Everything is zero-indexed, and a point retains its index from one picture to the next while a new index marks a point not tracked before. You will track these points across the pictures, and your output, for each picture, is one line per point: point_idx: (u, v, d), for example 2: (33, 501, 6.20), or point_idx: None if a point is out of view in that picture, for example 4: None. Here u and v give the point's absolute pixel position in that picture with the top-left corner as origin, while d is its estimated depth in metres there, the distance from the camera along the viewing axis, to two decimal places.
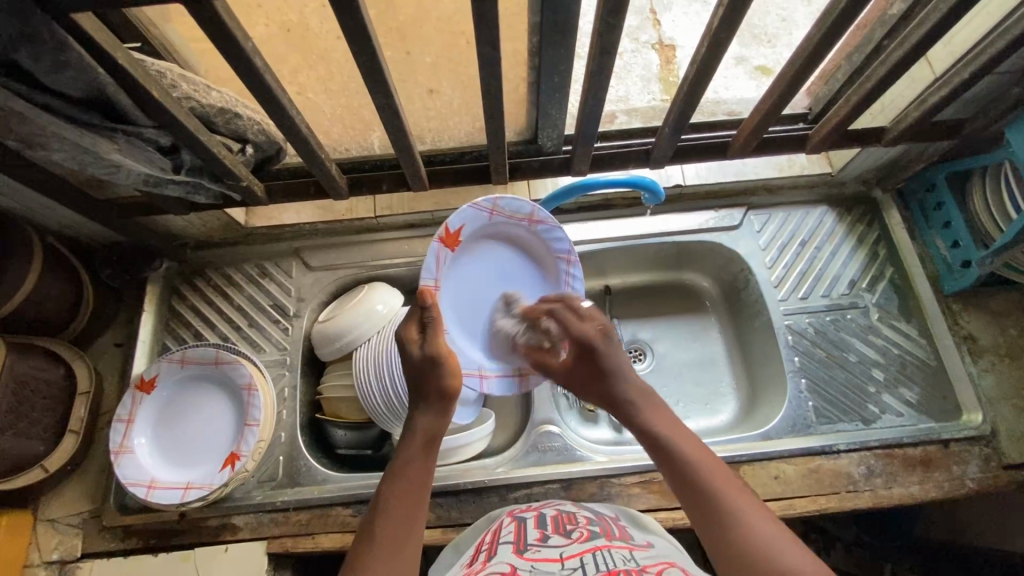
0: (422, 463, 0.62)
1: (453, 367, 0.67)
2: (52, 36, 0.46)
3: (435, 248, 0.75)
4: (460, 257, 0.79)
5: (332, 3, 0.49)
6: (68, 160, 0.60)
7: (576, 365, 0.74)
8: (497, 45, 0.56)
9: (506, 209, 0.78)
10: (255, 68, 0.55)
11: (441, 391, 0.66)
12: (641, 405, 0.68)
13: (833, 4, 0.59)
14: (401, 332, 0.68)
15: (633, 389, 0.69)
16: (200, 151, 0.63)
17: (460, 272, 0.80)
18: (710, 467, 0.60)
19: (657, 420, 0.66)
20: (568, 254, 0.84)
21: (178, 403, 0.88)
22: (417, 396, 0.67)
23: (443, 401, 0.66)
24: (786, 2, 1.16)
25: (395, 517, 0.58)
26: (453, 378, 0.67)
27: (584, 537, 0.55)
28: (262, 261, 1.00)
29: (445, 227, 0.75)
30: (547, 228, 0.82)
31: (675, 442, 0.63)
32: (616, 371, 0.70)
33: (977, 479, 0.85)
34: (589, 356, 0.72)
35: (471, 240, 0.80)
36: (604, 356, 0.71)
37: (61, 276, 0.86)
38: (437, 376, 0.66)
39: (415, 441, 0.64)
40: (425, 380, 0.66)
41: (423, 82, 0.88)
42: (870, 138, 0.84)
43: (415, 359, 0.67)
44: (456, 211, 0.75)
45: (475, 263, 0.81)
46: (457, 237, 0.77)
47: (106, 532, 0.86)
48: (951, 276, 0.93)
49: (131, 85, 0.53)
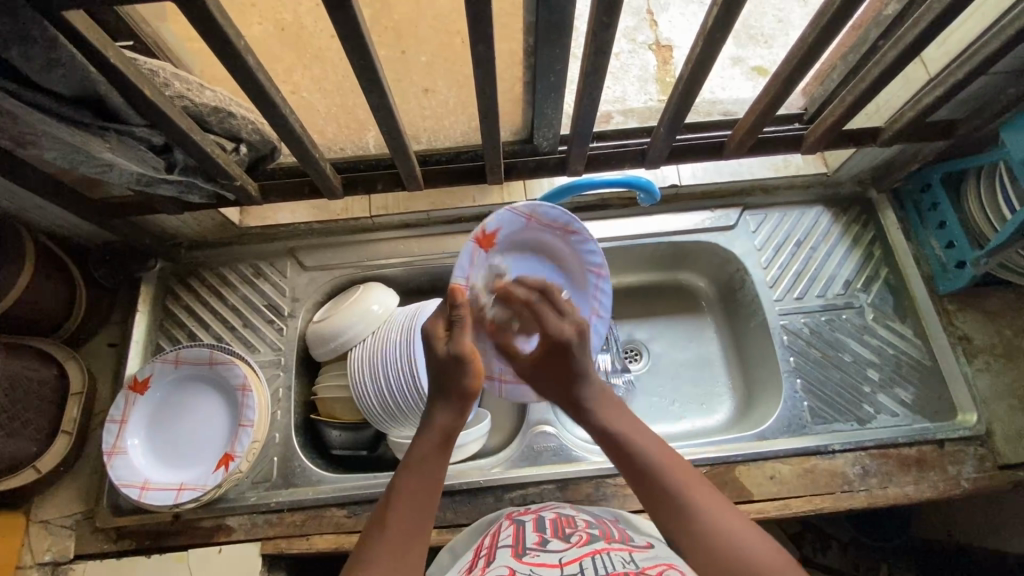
0: (434, 463, 0.61)
1: (478, 368, 0.64)
2: (43, 34, 0.46)
3: (470, 249, 0.69)
4: (491, 257, 0.73)
5: (325, 1, 0.49)
6: (60, 159, 0.60)
7: (542, 358, 0.73)
8: (491, 44, 0.56)
9: (544, 217, 0.74)
10: (249, 67, 0.55)
11: (461, 392, 0.64)
12: (602, 404, 0.67)
13: (827, 5, 0.59)
14: (427, 327, 0.66)
15: (596, 392, 0.68)
16: (193, 151, 0.63)
17: (491, 277, 0.75)
18: (673, 467, 0.59)
19: (615, 419, 0.65)
20: (599, 266, 0.81)
21: (172, 403, 0.88)
22: (437, 392, 0.65)
23: (464, 401, 0.64)
24: (782, 3, 1.17)
25: (403, 513, 0.57)
26: (474, 378, 0.64)
27: (583, 541, 0.55)
28: (257, 261, 0.99)
29: (482, 228, 0.69)
30: (579, 239, 0.78)
31: (641, 449, 0.62)
32: (583, 373, 0.69)
33: (972, 479, 0.85)
34: (559, 353, 0.70)
35: (501, 243, 0.74)
36: (577, 358, 0.70)
37: (54, 276, 0.85)
38: (459, 377, 0.63)
39: (431, 439, 0.63)
40: (446, 378, 0.64)
41: (419, 81, 0.88)
42: (865, 139, 0.84)
43: (439, 356, 0.64)
44: (494, 213, 0.69)
45: (502, 263, 0.76)
46: (492, 239, 0.71)
47: (99, 533, 0.85)
48: (946, 276, 0.93)
49: (123, 84, 0.52)
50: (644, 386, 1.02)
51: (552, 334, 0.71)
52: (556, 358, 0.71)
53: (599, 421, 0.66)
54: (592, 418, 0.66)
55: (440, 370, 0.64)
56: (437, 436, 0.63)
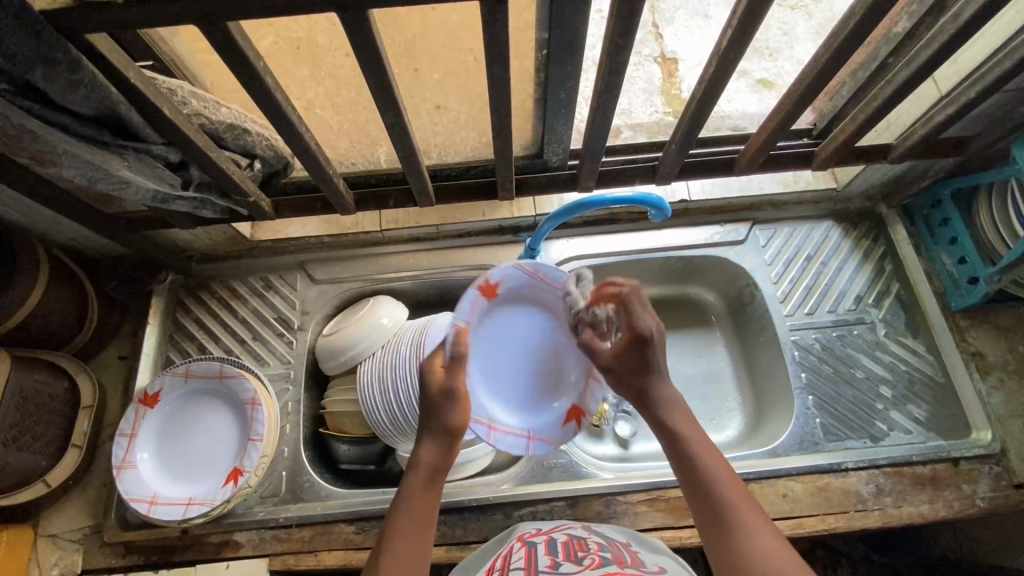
0: (428, 499, 0.61)
1: (465, 406, 0.67)
2: (66, 55, 0.47)
3: (473, 294, 0.73)
4: (495, 306, 0.77)
5: (344, 22, 0.49)
6: (78, 176, 0.61)
7: (626, 353, 0.69)
8: (506, 64, 0.56)
9: (547, 276, 0.78)
10: (267, 88, 0.55)
11: (448, 427, 0.66)
12: (670, 401, 0.66)
13: (842, 24, 0.59)
14: (424, 364, 0.69)
15: (666, 389, 0.67)
16: (209, 168, 0.64)
17: (494, 327, 0.78)
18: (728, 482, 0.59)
19: (681, 420, 0.65)
20: None
21: (180, 417, 0.88)
22: (423, 426, 0.67)
23: (453, 436, 0.66)
24: (786, 17, 1.17)
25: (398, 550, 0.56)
26: (461, 416, 0.67)
27: (596, 564, 0.54)
28: (267, 273, 1.00)
29: (487, 276, 0.74)
30: None
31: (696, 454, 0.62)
32: (655, 369, 0.67)
33: (988, 498, 0.84)
34: (639, 349, 0.67)
35: (506, 296, 0.78)
36: (655, 353, 0.67)
37: (67, 289, 0.86)
38: (445, 413, 0.66)
39: (421, 472, 0.63)
40: (436, 412, 0.66)
41: (431, 98, 0.90)
42: (876, 155, 0.84)
43: (433, 390, 0.67)
44: (499, 266, 0.74)
45: (508, 320, 0.79)
46: (497, 290, 0.76)
47: (107, 548, 0.85)
48: (959, 292, 0.93)
49: (142, 103, 0.53)
50: None
51: (639, 330, 0.67)
52: (636, 354, 0.68)
53: (663, 420, 0.65)
54: (655, 417, 0.66)
55: (434, 408, 0.66)
56: (424, 472, 0.63)
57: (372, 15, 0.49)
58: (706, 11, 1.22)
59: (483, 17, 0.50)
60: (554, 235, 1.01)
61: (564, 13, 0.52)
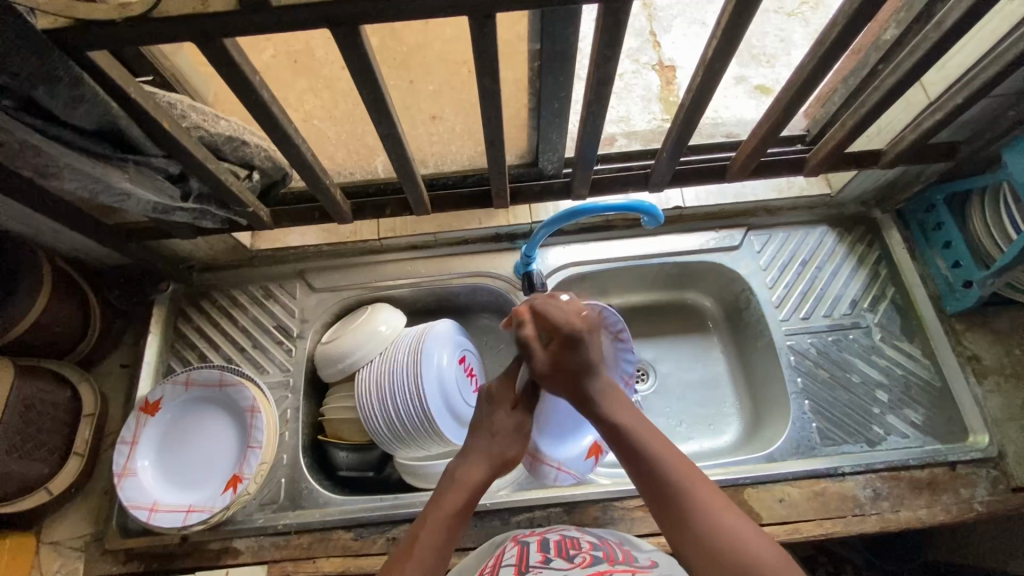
0: (459, 523, 0.61)
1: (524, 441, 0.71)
2: (68, 72, 0.48)
3: None
4: None
5: (338, 37, 0.51)
6: (81, 189, 0.62)
7: (562, 356, 0.69)
8: (497, 76, 0.57)
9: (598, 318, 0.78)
10: (264, 101, 0.57)
11: (502, 458, 0.68)
12: (607, 396, 0.68)
13: (826, 34, 0.60)
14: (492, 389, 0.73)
15: (606, 387, 0.69)
16: (208, 179, 0.65)
17: None
18: (678, 465, 0.61)
19: (621, 415, 0.66)
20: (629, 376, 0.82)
21: (181, 425, 0.89)
22: (474, 446, 0.68)
23: (499, 468, 0.68)
24: (783, 24, 1.19)
25: (426, 564, 0.56)
26: (517, 449, 0.70)
27: (587, 562, 0.55)
28: (267, 283, 1.01)
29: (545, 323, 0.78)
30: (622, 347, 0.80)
31: (645, 440, 0.64)
32: (590, 364, 0.68)
33: (986, 502, 0.83)
34: (574, 348, 0.68)
35: None
36: (587, 348, 0.68)
37: (70, 300, 0.87)
38: (506, 445, 0.69)
39: (463, 495, 0.63)
40: (494, 440, 0.69)
41: (427, 108, 0.95)
42: (866, 160, 0.84)
43: (501, 419, 0.71)
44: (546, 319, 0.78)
45: None
46: None
47: (109, 555, 0.86)
48: (954, 296, 0.93)
49: (142, 116, 0.54)
50: (651, 407, 1.02)
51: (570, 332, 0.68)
52: (570, 355, 0.68)
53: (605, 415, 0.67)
54: (598, 416, 0.68)
55: (493, 436, 0.69)
56: (468, 492, 0.63)
57: (364, 29, 0.51)
58: (704, 19, 1.23)
59: (473, 29, 0.51)
60: (550, 242, 1.02)
61: (553, 24, 0.53)
